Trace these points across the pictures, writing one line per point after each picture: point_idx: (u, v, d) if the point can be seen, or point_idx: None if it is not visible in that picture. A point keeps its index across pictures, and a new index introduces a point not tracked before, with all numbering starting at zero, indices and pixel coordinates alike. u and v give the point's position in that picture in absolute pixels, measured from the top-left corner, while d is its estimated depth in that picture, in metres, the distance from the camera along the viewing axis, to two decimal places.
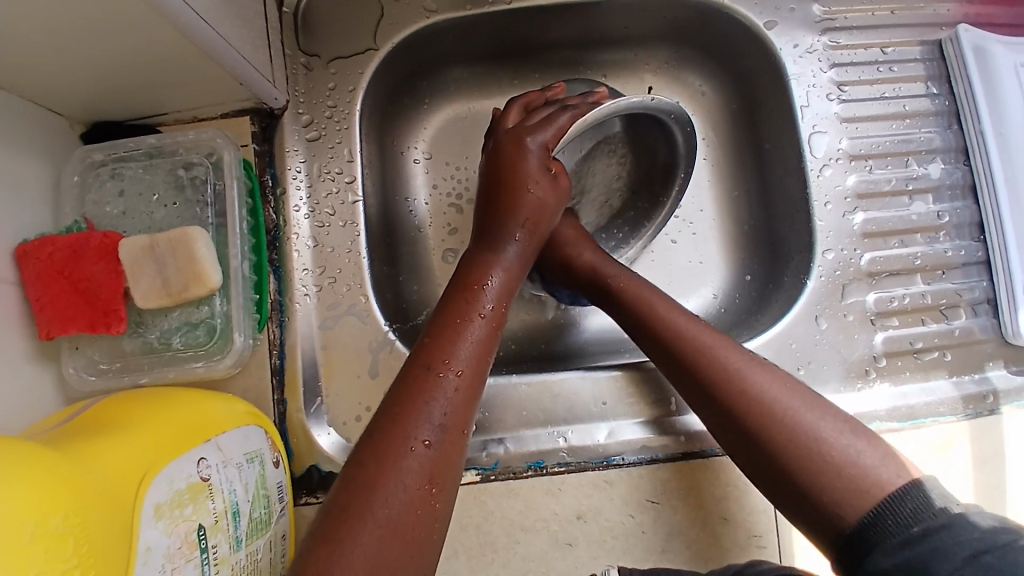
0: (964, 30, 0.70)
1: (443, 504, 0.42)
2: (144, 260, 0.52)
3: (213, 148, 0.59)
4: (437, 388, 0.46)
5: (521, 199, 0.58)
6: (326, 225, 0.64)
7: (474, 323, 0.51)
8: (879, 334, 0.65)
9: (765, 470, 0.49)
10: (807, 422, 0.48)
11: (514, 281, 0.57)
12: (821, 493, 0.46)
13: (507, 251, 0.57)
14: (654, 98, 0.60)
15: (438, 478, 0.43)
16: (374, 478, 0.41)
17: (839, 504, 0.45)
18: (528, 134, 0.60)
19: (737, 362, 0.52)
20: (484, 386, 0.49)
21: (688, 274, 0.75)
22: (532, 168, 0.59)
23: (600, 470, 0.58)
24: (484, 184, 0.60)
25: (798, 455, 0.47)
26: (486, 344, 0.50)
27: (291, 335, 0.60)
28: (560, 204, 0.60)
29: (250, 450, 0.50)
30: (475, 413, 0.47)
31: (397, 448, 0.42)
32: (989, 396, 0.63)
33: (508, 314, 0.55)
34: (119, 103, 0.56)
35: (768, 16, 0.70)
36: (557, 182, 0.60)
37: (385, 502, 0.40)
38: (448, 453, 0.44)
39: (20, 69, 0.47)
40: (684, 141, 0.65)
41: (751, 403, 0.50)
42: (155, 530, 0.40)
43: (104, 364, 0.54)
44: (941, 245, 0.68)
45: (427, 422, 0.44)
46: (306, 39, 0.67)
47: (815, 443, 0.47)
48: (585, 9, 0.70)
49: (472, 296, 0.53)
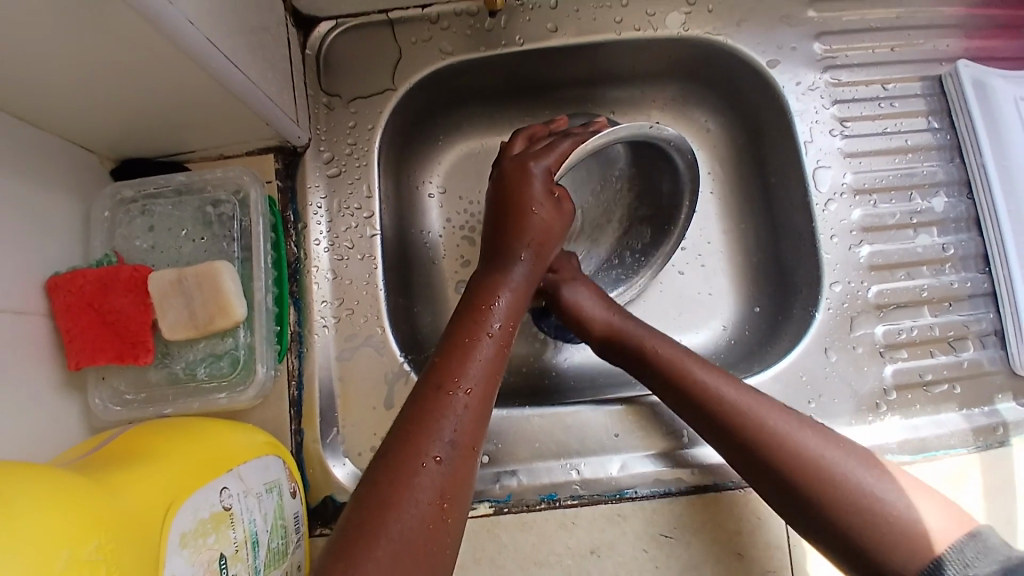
0: (963, 65, 0.72)
1: (455, 521, 0.43)
2: (172, 295, 0.54)
3: (240, 185, 0.61)
4: (448, 407, 0.47)
5: (527, 221, 0.59)
6: (345, 258, 0.66)
7: (481, 342, 0.52)
8: (889, 366, 0.66)
9: (800, 512, 0.50)
10: (821, 459, 0.50)
11: (522, 300, 0.58)
12: (855, 535, 0.48)
13: (514, 272, 0.58)
14: (651, 126, 0.62)
15: (450, 495, 0.43)
16: (387, 496, 0.42)
17: (887, 549, 0.46)
18: (533, 159, 0.61)
19: (774, 419, 0.52)
20: (491, 404, 0.50)
21: (698, 305, 0.76)
22: (536, 191, 0.60)
23: (614, 504, 0.59)
24: (489, 209, 0.62)
25: (832, 498, 0.48)
26: (494, 363, 0.51)
27: (309, 365, 0.62)
28: (565, 227, 0.63)
29: (269, 480, 0.51)
30: (484, 431, 0.48)
31: (410, 465, 0.43)
32: (999, 428, 0.63)
33: (515, 333, 0.56)
34: (148, 141, 0.58)
35: (770, 55, 0.72)
36: (560, 206, 0.61)
37: (397, 519, 0.41)
38: (459, 471, 0.44)
39: (59, 110, 0.50)
40: (686, 167, 0.67)
41: (793, 464, 0.50)
42: (180, 557, 0.41)
43: (130, 395, 0.55)
44: (948, 277, 0.69)
45: (439, 439, 0.45)
46: (327, 78, 0.70)
47: (843, 482, 0.49)
48: (595, 50, 0.73)
49: (481, 316, 0.54)
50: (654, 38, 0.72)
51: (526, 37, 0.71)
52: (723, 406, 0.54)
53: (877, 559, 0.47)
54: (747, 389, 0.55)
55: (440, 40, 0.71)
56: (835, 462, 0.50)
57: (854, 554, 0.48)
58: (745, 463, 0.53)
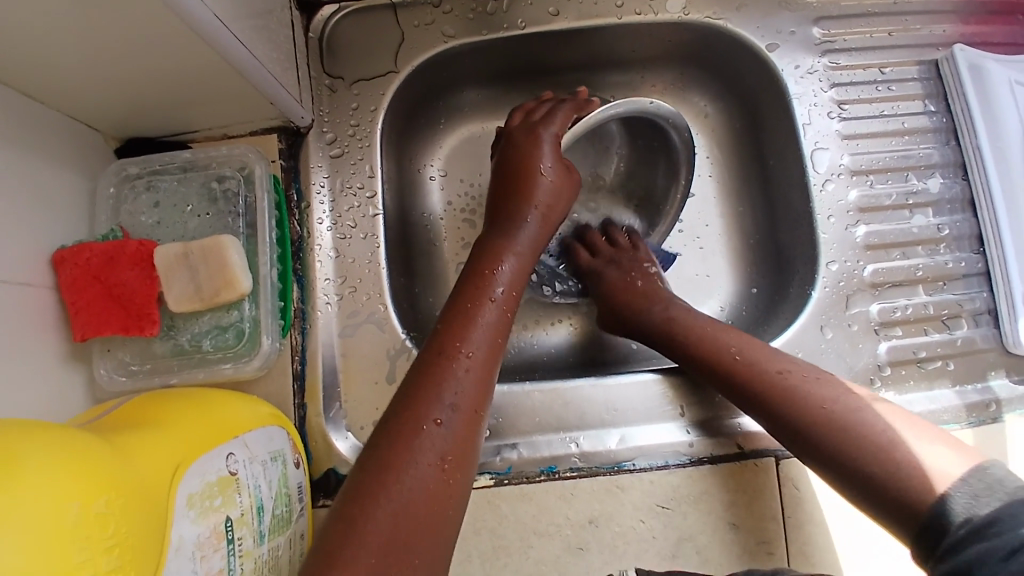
0: (959, 50, 0.72)
1: (459, 484, 0.44)
2: (178, 268, 0.55)
3: (245, 163, 0.62)
4: (450, 371, 0.48)
5: (536, 187, 0.61)
6: (347, 237, 0.67)
7: (484, 308, 0.53)
8: (884, 343, 0.67)
9: (818, 459, 0.52)
10: (822, 402, 0.53)
11: (528, 266, 0.59)
12: (867, 475, 0.49)
13: (520, 238, 0.60)
14: (652, 104, 0.63)
15: (451, 457, 0.44)
16: (389, 457, 0.43)
17: (899, 485, 0.47)
18: (542, 126, 0.64)
19: (788, 379, 0.55)
20: (495, 371, 0.51)
21: (696, 287, 0.78)
22: (544, 155, 0.62)
23: (612, 475, 0.59)
24: (498, 175, 0.64)
25: (843, 442, 0.50)
26: (497, 329, 0.53)
27: (313, 342, 0.63)
28: (573, 195, 0.64)
29: (273, 449, 0.52)
30: (488, 396, 0.49)
31: (412, 428, 0.44)
32: (992, 403, 0.65)
33: (520, 299, 0.57)
34: (154, 120, 0.59)
35: (769, 39, 0.73)
36: (569, 173, 0.63)
37: (397, 479, 0.42)
38: (460, 434, 0.45)
39: (68, 87, 0.51)
40: (683, 148, 0.67)
41: (807, 415, 0.53)
42: (187, 519, 0.41)
43: (136, 366, 0.56)
44: (942, 257, 0.70)
45: (441, 403, 0.46)
46: (331, 62, 0.71)
47: (843, 420, 0.51)
48: (595, 34, 0.74)
49: (485, 281, 0.55)
50: (653, 22, 0.73)
51: (527, 20, 0.72)
52: (740, 366, 0.57)
53: (892, 496, 0.47)
54: (765, 351, 0.58)
55: (442, 24, 0.71)
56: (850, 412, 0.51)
57: (870, 495, 0.48)
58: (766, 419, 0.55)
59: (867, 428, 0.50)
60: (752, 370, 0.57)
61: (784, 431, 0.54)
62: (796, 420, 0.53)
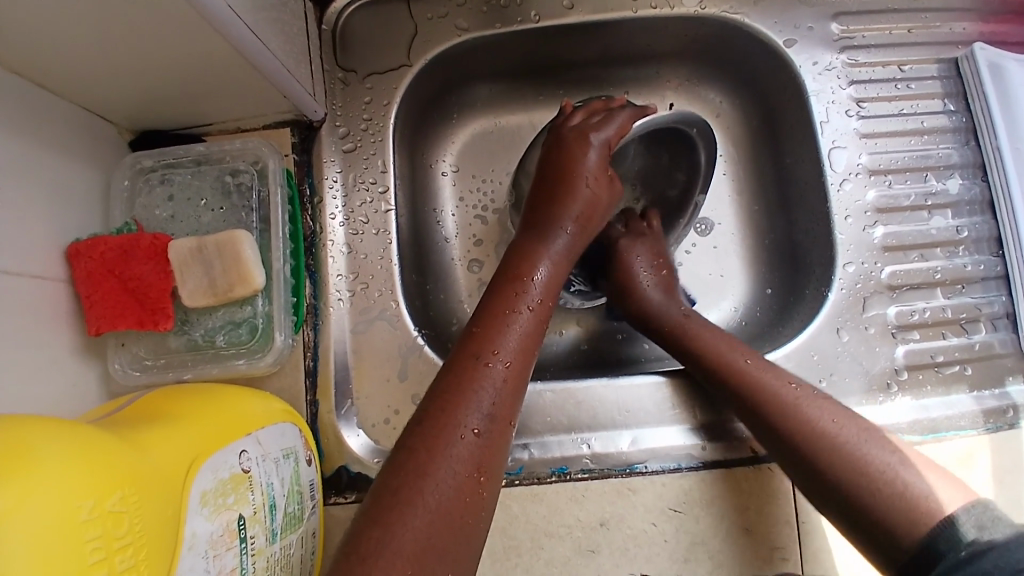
0: (979, 48, 0.71)
1: (489, 494, 0.44)
2: (192, 262, 0.55)
3: (258, 157, 0.61)
4: (485, 378, 0.47)
5: (577, 192, 0.61)
6: (360, 233, 0.66)
7: (520, 315, 0.53)
8: (901, 347, 0.66)
9: (791, 460, 0.53)
10: (818, 421, 0.53)
11: (561, 272, 0.59)
12: (835, 481, 0.50)
13: (556, 242, 0.59)
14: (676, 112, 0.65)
15: (485, 466, 0.44)
16: (424, 464, 0.42)
17: (893, 515, 0.47)
18: (592, 131, 0.62)
19: (793, 394, 0.55)
20: (527, 378, 0.51)
21: (710, 287, 0.77)
22: (591, 163, 0.61)
23: (623, 478, 0.59)
24: (539, 178, 0.63)
25: (821, 451, 0.52)
26: (532, 335, 0.52)
27: (325, 337, 0.62)
28: (611, 205, 0.64)
29: (286, 446, 0.52)
30: (520, 404, 0.49)
31: (448, 436, 0.44)
32: (1009, 410, 0.64)
33: (553, 308, 0.56)
34: (167, 113, 0.58)
35: (787, 35, 0.72)
36: (611, 184, 0.64)
37: (434, 486, 0.42)
38: (494, 444, 0.45)
39: (80, 79, 0.50)
40: (706, 150, 0.68)
41: (808, 436, 0.52)
42: (200, 516, 0.41)
43: (150, 360, 0.57)
44: (960, 259, 0.69)
45: (476, 411, 0.45)
46: (344, 55, 0.70)
47: (835, 443, 0.51)
48: (610, 28, 0.72)
49: (521, 287, 0.55)
50: (670, 17, 0.72)
51: (541, 14, 0.71)
52: (751, 384, 0.57)
53: (862, 508, 0.49)
54: (771, 365, 0.58)
55: (455, 17, 0.71)
56: (848, 433, 0.52)
57: (842, 506, 0.50)
58: (746, 416, 0.57)
59: (855, 447, 0.51)
60: (757, 386, 0.57)
61: (765, 429, 0.55)
62: (784, 427, 0.54)
